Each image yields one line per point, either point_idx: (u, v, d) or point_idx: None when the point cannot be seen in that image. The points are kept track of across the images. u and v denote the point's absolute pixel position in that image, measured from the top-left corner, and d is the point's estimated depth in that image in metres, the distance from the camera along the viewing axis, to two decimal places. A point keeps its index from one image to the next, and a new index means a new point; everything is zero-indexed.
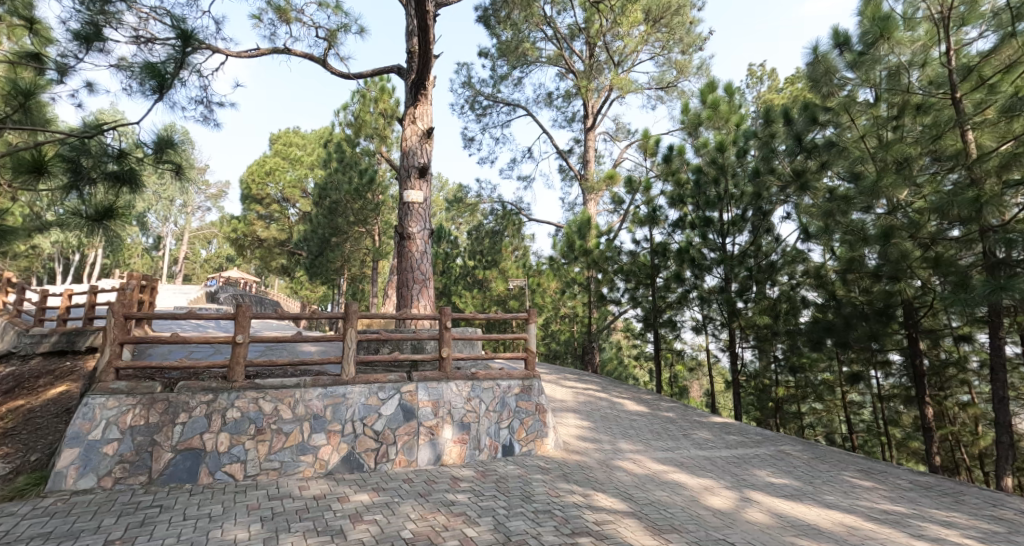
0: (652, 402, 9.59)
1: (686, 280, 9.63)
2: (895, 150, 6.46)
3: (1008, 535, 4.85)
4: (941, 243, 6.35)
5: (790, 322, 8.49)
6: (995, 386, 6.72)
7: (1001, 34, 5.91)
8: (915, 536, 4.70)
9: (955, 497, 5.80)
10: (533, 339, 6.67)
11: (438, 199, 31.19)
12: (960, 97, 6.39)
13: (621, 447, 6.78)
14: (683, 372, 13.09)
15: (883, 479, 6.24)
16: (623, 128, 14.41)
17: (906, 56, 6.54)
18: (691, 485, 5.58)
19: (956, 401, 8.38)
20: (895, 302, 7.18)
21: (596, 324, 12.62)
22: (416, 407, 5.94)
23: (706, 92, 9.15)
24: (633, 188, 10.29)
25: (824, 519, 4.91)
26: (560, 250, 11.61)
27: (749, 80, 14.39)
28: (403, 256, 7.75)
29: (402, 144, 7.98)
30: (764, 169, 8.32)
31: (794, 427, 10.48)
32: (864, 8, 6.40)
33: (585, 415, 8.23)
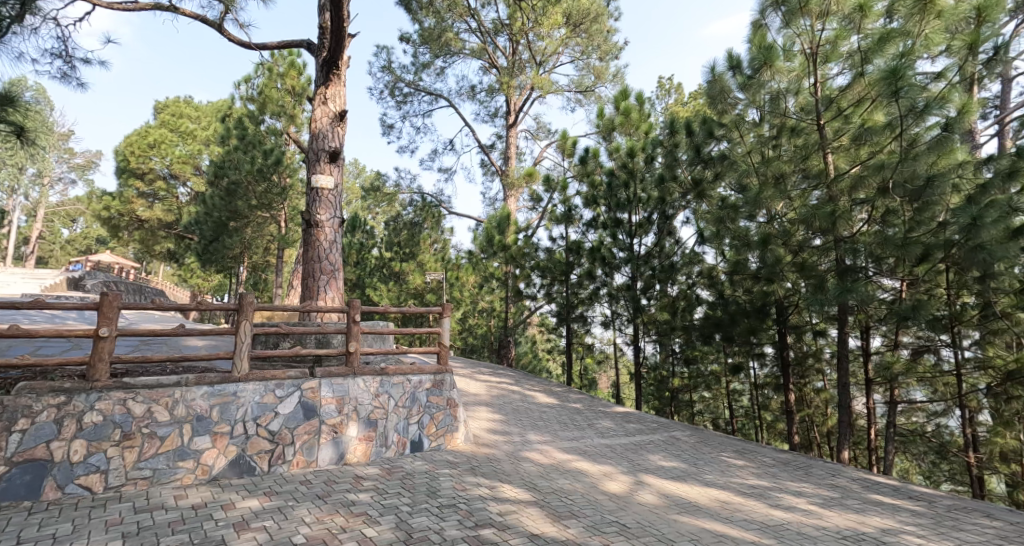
0: (562, 394, 9.95)
1: (597, 277, 10.05)
2: (774, 166, 7.04)
3: (841, 499, 5.52)
4: (806, 250, 7.09)
5: (686, 318, 9.06)
6: (840, 374, 7.55)
7: (854, 73, 6.71)
8: (773, 505, 5.24)
9: (805, 469, 6.50)
10: (447, 333, 6.70)
11: (354, 187, 30.47)
12: (823, 124, 7.14)
13: (530, 439, 7.02)
14: (593, 365, 13.75)
15: (755, 458, 6.86)
16: (544, 127, 14.69)
17: (784, 84, 7.15)
18: (593, 472, 5.89)
19: (812, 387, 9.35)
20: (770, 302, 7.96)
21: (513, 318, 12.92)
22: (318, 405, 5.84)
23: (620, 99, 9.53)
24: (551, 187, 10.56)
25: (703, 497, 5.35)
26: (480, 244, 11.73)
27: (658, 92, 15.09)
28: (310, 245, 7.57)
29: (312, 126, 7.75)
30: (668, 177, 8.82)
31: (686, 414, 11.30)
32: (753, 37, 7.01)
33: (496, 408, 8.40)
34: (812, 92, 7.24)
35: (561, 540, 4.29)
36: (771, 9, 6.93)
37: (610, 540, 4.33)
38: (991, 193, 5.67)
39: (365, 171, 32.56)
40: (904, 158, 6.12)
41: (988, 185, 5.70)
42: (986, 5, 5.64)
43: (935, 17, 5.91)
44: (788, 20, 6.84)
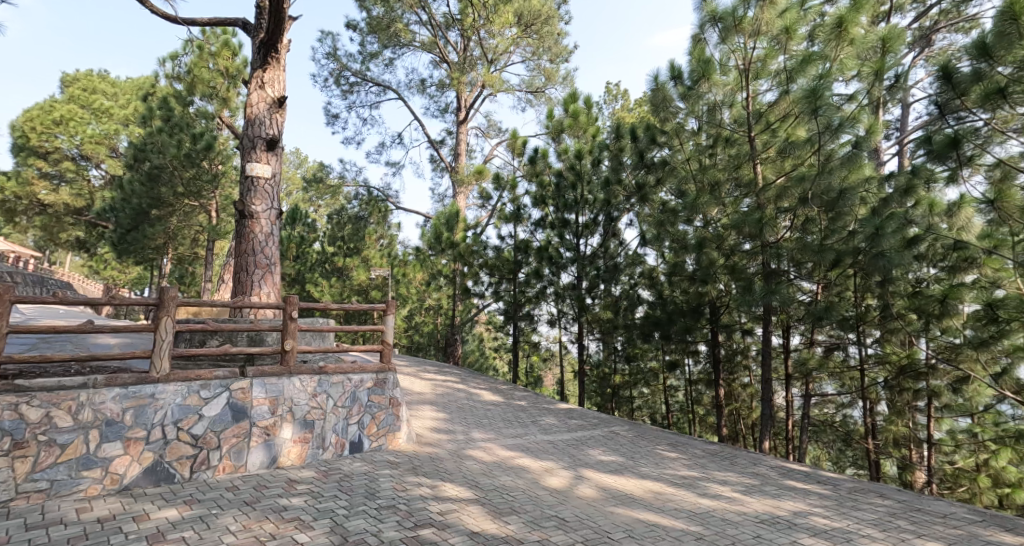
0: (507, 392, 10.05)
1: (544, 277, 10.15)
2: (710, 174, 7.66)
3: (761, 487, 5.89)
4: (737, 253, 7.59)
5: (628, 317, 9.24)
6: (764, 369, 8.00)
7: (781, 90, 7.09)
8: (701, 495, 5.52)
9: (731, 459, 6.85)
10: (391, 331, 6.62)
11: (294, 177, 29.66)
12: (754, 136, 7.54)
13: (473, 437, 7.07)
14: (539, 362, 13.98)
15: (687, 450, 7.14)
16: (495, 125, 14.73)
17: (720, 96, 7.52)
18: (534, 468, 6.00)
19: (740, 383, 9.86)
20: (705, 302, 8.34)
21: (460, 316, 12.90)
22: (248, 406, 5.53)
23: (569, 101, 9.67)
24: (500, 185, 10.63)
25: (637, 488, 5.56)
26: (427, 241, 11.68)
27: (605, 97, 15.39)
28: (244, 237, 7.16)
29: (248, 110, 7.37)
30: (613, 180, 9.00)
31: (626, 411, 11.67)
32: (693, 49, 7.35)
33: (441, 407, 8.40)
34: (744, 106, 7.55)
35: (501, 536, 4.36)
36: (709, 25, 7.20)
37: (548, 535, 4.44)
38: (895, 203, 6.35)
39: (309, 162, 31.82)
40: (820, 171, 6.56)
41: (891, 197, 6.39)
42: (890, 36, 6.09)
43: (848, 43, 6.31)
44: (724, 37, 7.13)
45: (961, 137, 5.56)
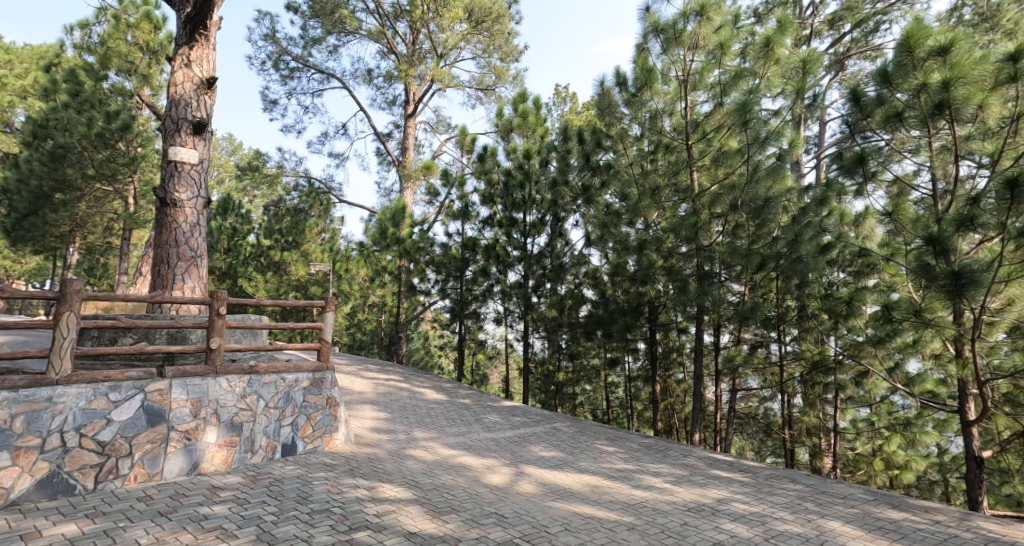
0: (451, 390, 10.07)
1: (491, 275, 10.20)
2: (650, 179, 7.89)
3: (690, 477, 6.20)
4: (674, 256, 7.97)
5: (572, 315, 9.52)
6: (697, 366, 8.45)
7: (715, 102, 7.55)
8: (634, 486, 5.74)
9: (664, 452, 7.13)
10: (330, 329, 6.39)
11: (226, 164, 28.54)
12: (692, 144, 7.87)
13: (415, 436, 7.05)
14: (484, 360, 14.10)
15: (624, 444, 7.37)
16: (444, 121, 14.69)
17: (661, 104, 7.89)
18: (476, 466, 6.05)
19: (675, 379, 10.29)
20: (645, 302, 8.63)
21: (405, 315, 12.62)
22: (166, 409, 5.09)
23: (518, 101, 9.77)
24: (449, 181, 10.61)
25: (575, 482, 5.71)
26: (371, 236, 11.57)
27: (554, 99, 15.59)
28: (164, 227, 6.78)
29: (171, 89, 6.92)
30: (560, 180, 9.16)
31: (568, 408, 11.96)
32: (637, 57, 7.63)
33: (382, 406, 8.34)
34: (683, 116, 7.85)
35: (439, 535, 4.35)
36: (652, 35, 7.50)
37: (487, 532, 4.48)
38: (812, 213, 6.87)
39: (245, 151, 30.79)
40: (749, 180, 7.04)
41: (807, 208, 6.88)
42: (810, 59, 6.72)
43: (775, 62, 6.94)
44: (665, 48, 7.50)
45: (867, 154, 6.18)
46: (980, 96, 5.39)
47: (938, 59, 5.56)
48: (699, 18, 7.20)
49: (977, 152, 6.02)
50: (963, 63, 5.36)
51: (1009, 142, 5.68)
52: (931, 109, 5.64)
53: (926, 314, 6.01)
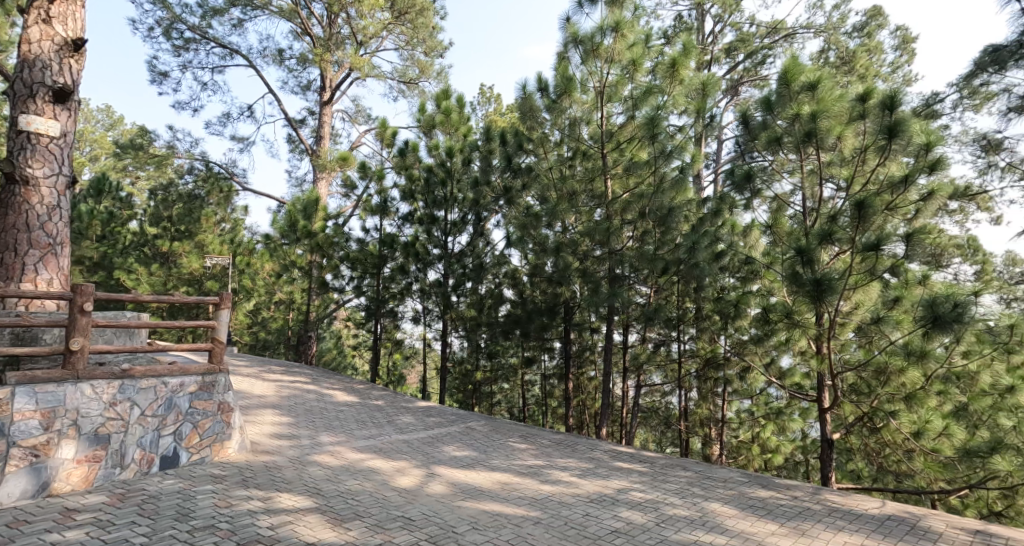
0: (363, 392, 9.81)
1: (409, 273, 10.04)
2: (568, 184, 8.16)
3: (595, 469, 6.42)
4: (589, 259, 8.20)
5: (492, 314, 9.57)
6: (605, 364, 8.79)
7: (630, 115, 7.86)
8: (543, 481, 5.86)
9: (573, 446, 7.33)
10: (225, 328, 5.93)
11: (104, 141, 26.11)
12: (607, 154, 8.18)
13: (321, 440, 6.70)
14: (401, 360, 14.14)
15: (536, 440, 7.49)
16: (363, 111, 14.30)
17: (580, 113, 8.12)
18: (385, 469, 5.90)
19: (588, 376, 10.61)
20: (560, 302, 8.87)
21: (316, 313, 12.28)
22: (8, 422, 4.48)
23: (441, 97, 9.75)
24: (367, 174, 10.35)
25: (486, 481, 5.75)
26: (278, 228, 10.99)
27: (479, 98, 15.58)
28: (13, 208, 5.90)
29: (23, 47, 5.93)
30: (482, 181, 9.17)
31: (486, 406, 12.10)
32: (558, 65, 7.84)
33: (285, 410, 7.86)
34: (599, 125, 8.14)
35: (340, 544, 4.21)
36: (572, 45, 7.75)
37: (391, 536, 4.41)
38: (708, 223, 7.53)
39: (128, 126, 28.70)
40: (655, 190, 7.50)
41: (705, 217, 7.54)
42: (709, 83, 7.32)
43: (679, 82, 7.38)
44: (584, 58, 7.75)
45: (754, 172, 6.89)
46: (838, 129, 6.25)
47: (808, 94, 6.30)
48: (614, 34, 7.45)
49: (837, 176, 6.77)
50: (826, 99, 6.18)
51: (859, 170, 6.54)
52: (802, 137, 6.40)
53: (796, 316, 6.64)
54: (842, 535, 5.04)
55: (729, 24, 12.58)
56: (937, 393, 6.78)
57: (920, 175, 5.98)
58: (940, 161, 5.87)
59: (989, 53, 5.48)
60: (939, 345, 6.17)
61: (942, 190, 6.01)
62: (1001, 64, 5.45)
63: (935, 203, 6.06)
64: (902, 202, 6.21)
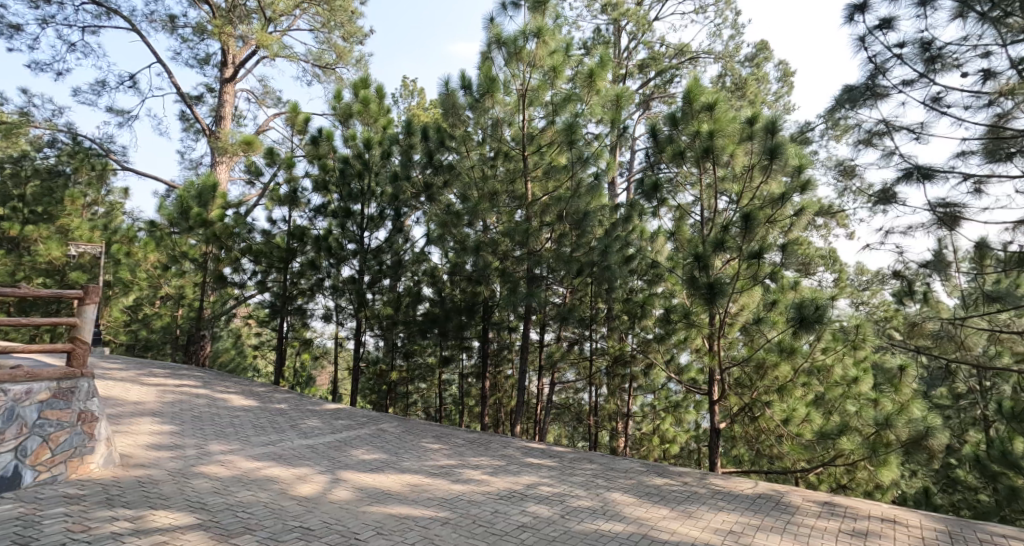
0: (264, 395, 9.25)
1: (321, 269, 9.56)
2: (490, 184, 8.12)
3: (507, 466, 6.41)
4: (510, 258, 8.22)
5: (409, 313, 9.37)
6: (522, 362, 8.80)
7: (551, 119, 7.97)
8: (454, 481, 5.76)
9: (486, 444, 7.29)
10: (88, 327, 5.49)
11: None
12: (528, 156, 8.21)
13: (209, 449, 6.12)
14: (309, 362, 13.64)
15: (449, 440, 7.39)
16: (271, 92, 13.50)
17: (503, 114, 8.11)
18: (285, 477, 5.58)
19: (506, 375, 10.55)
20: (480, 302, 8.96)
21: (211, 309, 11.44)
22: None
23: (359, 86, 9.44)
24: (274, 161, 9.81)
25: (395, 484, 5.58)
26: (165, 216, 9.76)
27: (402, 91, 15.25)
28: None
29: None
30: (402, 176, 8.86)
31: (401, 406, 11.87)
32: (481, 64, 7.80)
33: (166, 418, 7.05)
34: (521, 127, 8.17)
35: None
36: (495, 46, 7.71)
37: None
38: (620, 228, 7.71)
39: None
40: (572, 195, 7.61)
41: (617, 222, 7.74)
42: (623, 96, 7.41)
43: (596, 92, 7.53)
44: (507, 60, 7.76)
45: (661, 184, 7.11)
46: (730, 148, 6.62)
47: (707, 113, 6.70)
48: (536, 39, 7.53)
49: (729, 191, 7.20)
50: (722, 119, 6.58)
51: (747, 186, 6.95)
52: (700, 152, 6.75)
53: (693, 316, 7.18)
54: (723, 514, 5.31)
55: (642, 43, 12.97)
56: (801, 385, 7.52)
57: (794, 194, 6.44)
58: (810, 182, 6.40)
59: (845, 91, 6.28)
60: (806, 344, 6.97)
61: (812, 207, 6.46)
62: (854, 101, 6.22)
63: (805, 218, 6.49)
64: (779, 216, 6.58)
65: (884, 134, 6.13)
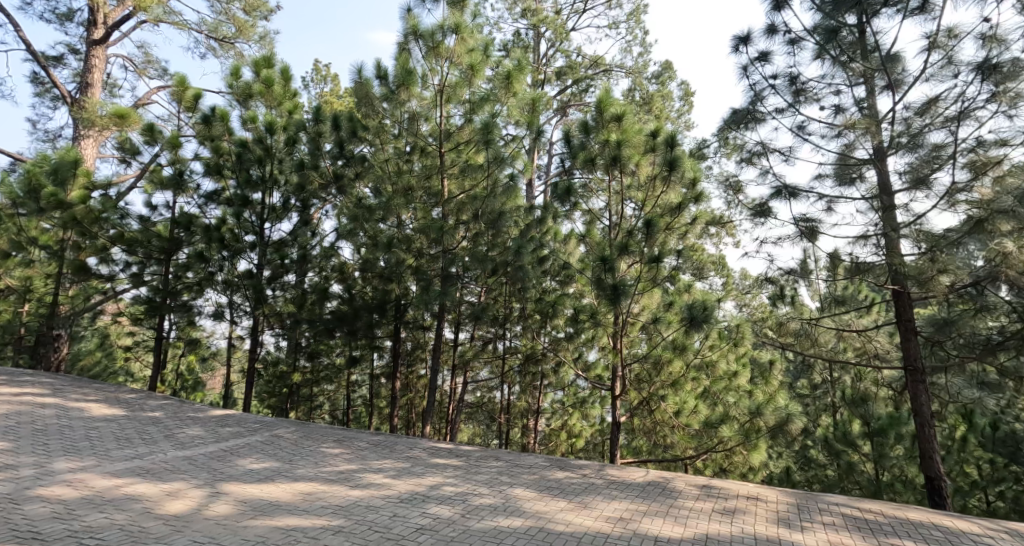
0: (134, 402, 8.45)
1: (212, 261, 8.84)
2: (403, 180, 7.93)
3: (410, 468, 6.21)
4: (424, 256, 7.99)
5: (315, 310, 8.85)
6: (433, 361, 8.60)
7: (471, 117, 7.82)
8: (353, 486, 5.51)
9: (391, 446, 7.05)
10: None
11: None
12: (444, 152, 8.05)
13: (54, 468, 5.45)
14: (196, 364, 12.71)
15: (351, 444, 7.08)
16: (155, 63, 12.39)
17: (419, 108, 7.98)
18: (151, 494, 5.09)
19: (417, 374, 10.28)
20: (391, 299, 8.61)
21: (71, 304, 10.29)
22: None
23: (261, 65, 8.87)
24: (154, 139, 9.00)
25: (285, 493, 5.25)
26: (11, 193, 8.61)
27: (313, 76, 14.58)
28: None
29: None
30: (309, 164, 8.32)
31: (303, 409, 11.34)
32: (398, 55, 7.55)
33: (3, 434, 6.24)
34: (438, 123, 8.06)
35: None
36: (412, 38, 7.48)
37: None
38: (534, 229, 7.76)
39: None
40: (488, 194, 7.58)
41: (531, 224, 7.78)
42: (539, 100, 7.38)
43: (513, 95, 7.49)
44: (425, 55, 7.57)
45: (575, 188, 7.21)
46: (636, 158, 6.77)
47: (615, 123, 6.83)
48: (455, 36, 7.40)
49: (635, 198, 7.32)
50: (629, 130, 6.71)
51: (650, 195, 7.09)
52: (609, 160, 6.85)
53: (599, 316, 7.43)
54: (616, 503, 5.40)
55: (560, 50, 13.10)
56: (692, 379, 7.89)
57: (690, 203, 6.91)
58: (704, 194, 6.90)
59: (731, 114, 7.51)
60: (696, 341, 7.43)
61: (705, 217, 7.02)
62: (739, 122, 7.49)
63: (699, 226, 7.04)
64: (677, 224, 7.00)
65: (762, 154, 7.43)
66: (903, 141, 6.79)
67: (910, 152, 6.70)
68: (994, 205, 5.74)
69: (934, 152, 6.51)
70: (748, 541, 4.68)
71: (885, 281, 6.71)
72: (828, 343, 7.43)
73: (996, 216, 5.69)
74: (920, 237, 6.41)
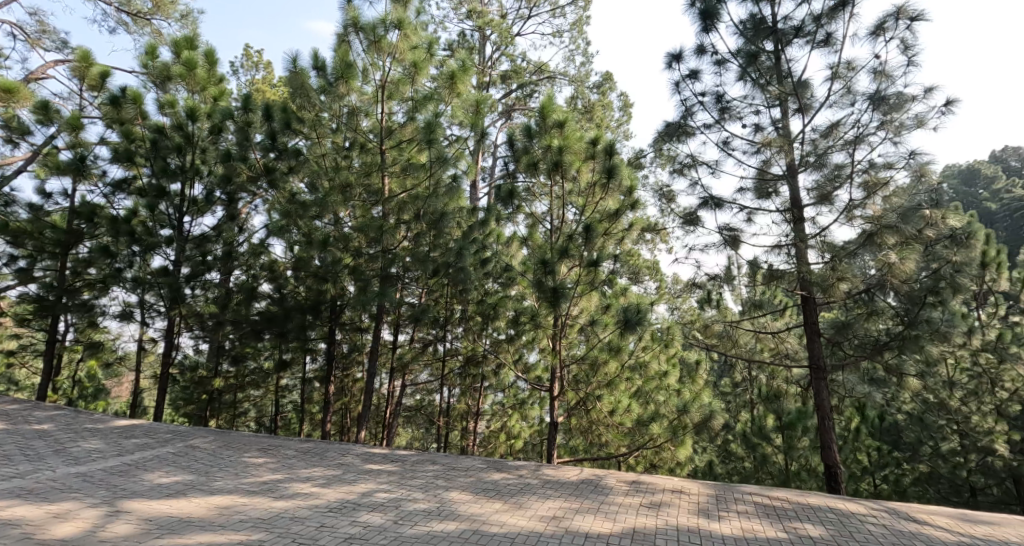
0: (17, 415, 7.73)
1: (120, 257, 8.26)
2: (342, 176, 7.58)
3: (341, 475, 5.96)
4: (363, 256, 7.68)
5: (241, 311, 8.32)
6: (371, 363, 8.31)
7: (411, 114, 7.65)
8: (275, 498, 5.22)
9: (320, 454, 6.76)
10: None
11: None
12: (386, 150, 7.92)
13: None
14: (100, 370, 11.83)
15: (277, 452, 6.75)
16: (54, 35, 11.52)
17: (359, 103, 7.70)
18: (36, 516, 4.64)
19: (353, 378, 9.95)
20: (325, 299, 8.28)
21: None
22: None
23: (182, 46, 8.41)
24: (49, 119, 8.39)
25: (198, 508, 4.92)
26: None
27: (243, 62, 13.96)
28: None
29: None
30: (236, 155, 7.96)
31: (227, 417, 10.76)
32: (337, 48, 7.29)
33: None
34: (379, 120, 7.93)
35: None
36: (352, 30, 7.28)
37: None
38: (476, 231, 7.51)
39: None
40: (430, 194, 7.43)
41: (474, 225, 7.50)
42: (483, 101, 7.29)
43: (456, 95, 7.37)
44: (366, 49, 7.40)
45: (518, 191, 7.13)
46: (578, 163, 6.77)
47: (558, 130, 6.84)
48: (398, 31, 7.26)
49: (575, 203, 7.37)
50: (571, 136, 6.71)
51: (589, 201, 7.13)
52: (551, 164, 6.84)
53: (540, 318, 7.48)
54: (550, 502, 5.35)
55: (505, 54, 13.06)
56: (626, 380, 7.90)
57: (627, 210, 6.96)
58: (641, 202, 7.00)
59: (664, 126, 7.71)
60: (630, 341, 7.43)
61: (640, 224, 7.12)
62: (670, 136, 7.69)
63: (635, 232, 7.11)
64: (615, 229, 7.03)
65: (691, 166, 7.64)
66: (810, 160, 7.09)
67: (817, 171, 7.02)
68: (882, 221, 6.35)
69: (835, 171, 6.88)
70: (670, 533, 4.71)
71: (796, 288, 7.04)
72: (747, 345, 7.72)
73: (883, 230, 6.30)
74: (825, 248, 6.76)
